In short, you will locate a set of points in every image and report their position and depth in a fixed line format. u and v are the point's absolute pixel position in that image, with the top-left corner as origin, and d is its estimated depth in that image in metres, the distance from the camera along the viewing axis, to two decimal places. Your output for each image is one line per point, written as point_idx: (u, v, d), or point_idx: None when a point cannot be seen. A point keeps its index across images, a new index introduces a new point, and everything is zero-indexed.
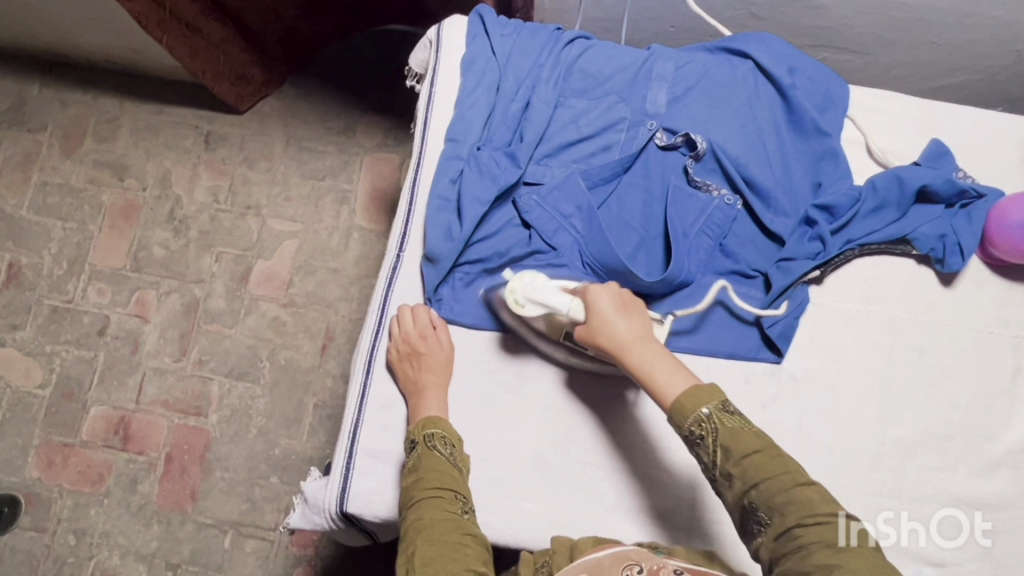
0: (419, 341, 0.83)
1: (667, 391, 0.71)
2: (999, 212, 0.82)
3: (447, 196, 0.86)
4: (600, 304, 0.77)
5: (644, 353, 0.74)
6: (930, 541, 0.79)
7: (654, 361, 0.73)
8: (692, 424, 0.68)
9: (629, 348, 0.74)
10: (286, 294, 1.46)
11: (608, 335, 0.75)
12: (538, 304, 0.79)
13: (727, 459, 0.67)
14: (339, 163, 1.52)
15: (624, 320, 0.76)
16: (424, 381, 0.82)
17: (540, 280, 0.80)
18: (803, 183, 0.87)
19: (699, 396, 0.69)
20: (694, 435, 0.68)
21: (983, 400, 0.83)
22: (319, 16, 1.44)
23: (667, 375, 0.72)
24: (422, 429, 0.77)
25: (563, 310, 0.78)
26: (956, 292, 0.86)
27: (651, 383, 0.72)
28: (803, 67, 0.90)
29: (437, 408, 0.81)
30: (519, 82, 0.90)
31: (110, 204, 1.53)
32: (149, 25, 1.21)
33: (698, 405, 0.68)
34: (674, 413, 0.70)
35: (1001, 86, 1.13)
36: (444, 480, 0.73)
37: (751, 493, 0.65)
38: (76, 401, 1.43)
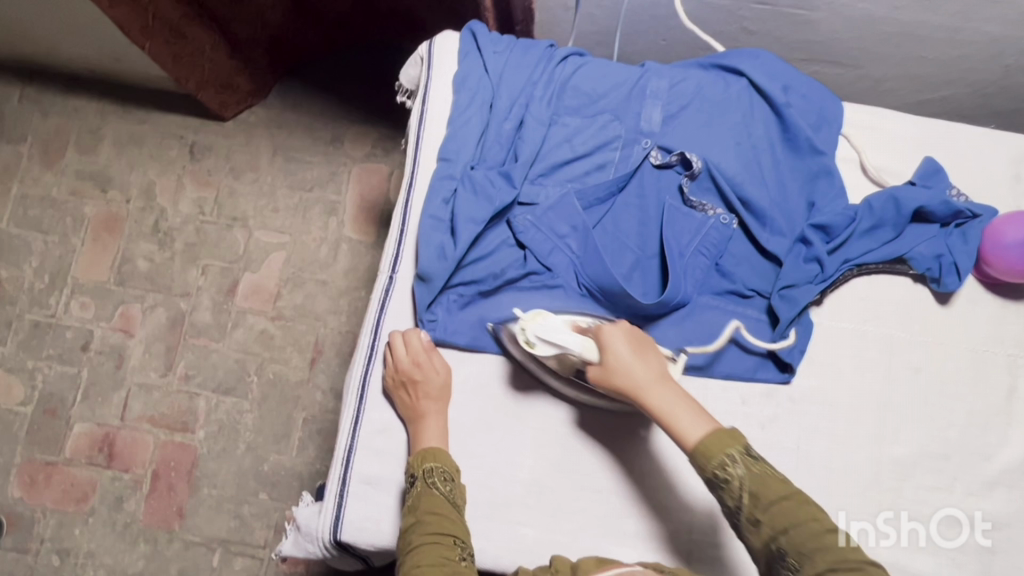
0: (415, 369, 0.81)
1: (688, 432, 0.71)
2: (995, 232, 0.82)
3: (440, 216, 0.85)
4: (615, 345, 0.76)
5: (662, 395, 0.74)
6: (930, 540, 0.79)
7: (671, 402, 0.73)
8: (717, 468, 0.69)
9: (647, 391, 0.74)
10: (274, 307, 1.44)
11: (623, 377, 0.74)
12: (550, 343, 0.77)
13: (756, 505, 0.67)
14: (327, 174, 1.50)
15: (638, 361, 0.75)
16: (422, 410, 0.80)
17: (550, 320, 0.78)
18: (798, 202, 0.86)
19: (722, 440, 0.69)
20: (718, 478, 0.69)
21: (980, 415, 0.83)
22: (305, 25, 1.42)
23: (685, 416, 0.72)
24: (421, 462, 0.76)
25: (575, 350, 0.77)
26: (952, 311, 0.86)
27: (671, 425, 0.72)
28: (797, 85, 0.90)
29: (436, 437, 0.79)
30: (512, 100, 0.88)
31: (92, 216, 1.50)
32: (133, 33, 1.19)
33: (723, 449, 0.69)
34: (698, 457, 0.70)
35: (989, 100, 1.13)
36: (444, 524, 0.72)
37: (782, 539, 0.66)
38: (59, 418, 1.40)
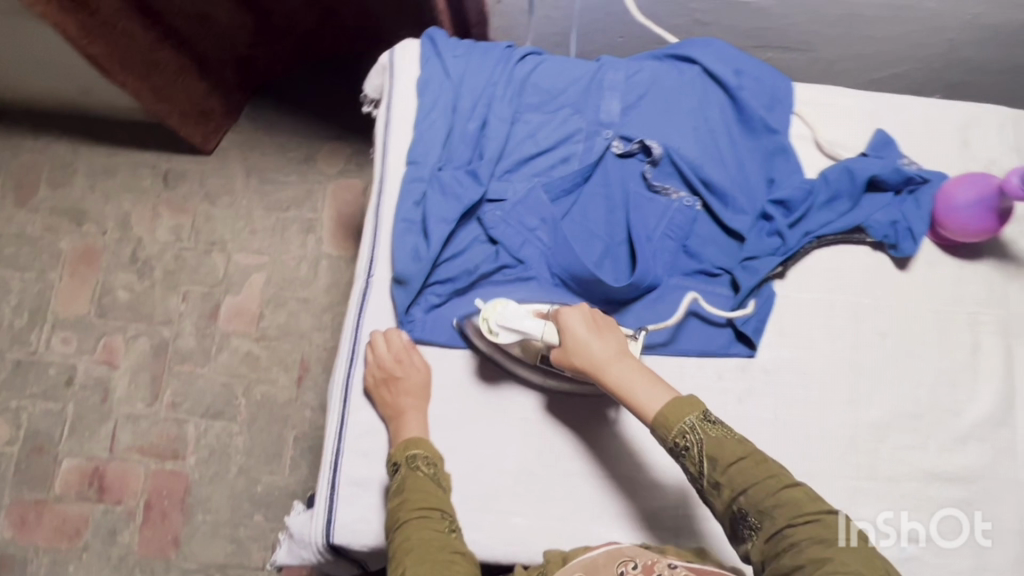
0: (396, 365, 0.83)
1: (647, 405, 0.73)
2: (946, 195, 0.84)
3: (413, 218, 0.87)
4: (572, 325, 0.78)
5: (620, 369, 0.75)
6: (930, 539, 0.80)
7: (631, 377, 0.75)
8: (676, 436, 0.70)
9: (604, 367, 0.76)
10: (258, 327, 1.45)
11: (583, 356, 0.77)
12: (511, 330, 0.81)
13: (714, 468, 0.68)
14: (303, 193, 1.52)
15: (595, 339, 0.78)
16: (403, 404, 0.82)
17: (511, 307, 0.82)
18: (757, 180, 0.89)
19: (680, 408, 0.70)
20: (679, 447, 0.70)
21: (947, 374, 0.86)
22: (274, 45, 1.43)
23: (645, 390, 0.74)
24: (404, 451, 0.78)
25: (537, 333, 0.80)
26: (912, 275, 0.88)
27: (629, 398, 0.74)
28: (748, 68, 0.93)
29: (417, 431, 0.81)
30: (474, 100, 0.91)
31: (69, 251, 1.50)
32: (111, 68, 1.22)
33: (682, 417, 0.70)
34: (658, 427, 0.71)
35: (936, 74, 1.17)
36: (431, 499, 0.74)
37: (742, 500, 0.66)
38: (47, 455, 1.39)
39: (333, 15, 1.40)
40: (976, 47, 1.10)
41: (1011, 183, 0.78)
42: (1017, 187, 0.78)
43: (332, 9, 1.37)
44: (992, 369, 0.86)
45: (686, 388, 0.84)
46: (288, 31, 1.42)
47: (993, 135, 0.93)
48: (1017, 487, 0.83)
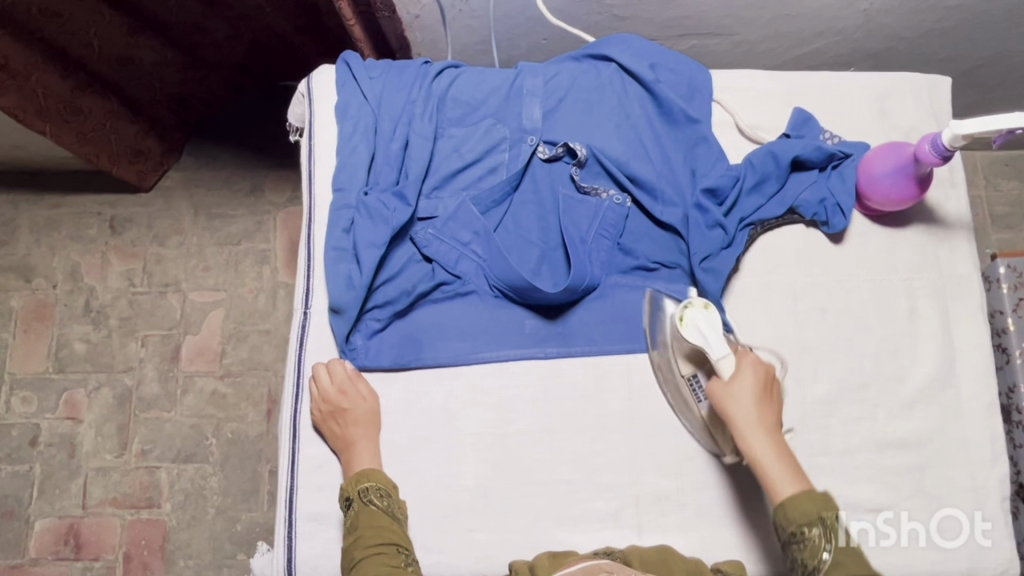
0: (341, 397, 0.82)
1: (780, 484, 0.71)
2: (867, 165, 0.85)
3: (343, 245, 0.86)
4: (748, 376, 0.76)
5: (768, 441, 0.74)
6: (930, 540, 0.81)
7: (776, 453, 0.73)
8: (799, 526, 0.68)
9: (754, 432, 0.74)
10: (221, 365, 1.43)
11: (738, 407, 0.75)
12: (700, 334, 0.79)
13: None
14: (253, 224, 1.49)
15: (760, 401, 0.75)
16: (354, 435, 0.82)
17: (716, 318, 0.80)
18: (684, 171, 0.90)
19: (815, 504, 0.69)
20: (798, 537, 0.68)
21: (888, 344, 0.86)
22: (207, 79, 1.39)
23: (783, 471, 0.72)
24: (356, 484, 0.77)
25: (716, 355, 0.78)
26: (845, 248, 0.89)
27: (764, 471, 0.73)
28: (664, 61, 0.93)
29: (367, 461, 0.81)
30: (395, 120, 0.90)
31: (20, 308, 1.47)
32: (28, 118, 1.16)
33: (815, 512, 0.68)
34: (783, 509, 0.69)
35: (858, 44, 1.18)
36: (385, 534, 0.74)
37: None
38: (18, 519, 1.37)
39: (265, 46, 1.34)
40: (895, 15, 1.11)
41: (924, 149, 0.79)
42: (931, 153, 0.79)
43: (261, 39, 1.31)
44: (931, 333, 0.87)
45: (633, 384, 0.85)
46: (219, 64, 1.36)
47: (910, 101, 0.94)
48: (968, 448, 0.84)
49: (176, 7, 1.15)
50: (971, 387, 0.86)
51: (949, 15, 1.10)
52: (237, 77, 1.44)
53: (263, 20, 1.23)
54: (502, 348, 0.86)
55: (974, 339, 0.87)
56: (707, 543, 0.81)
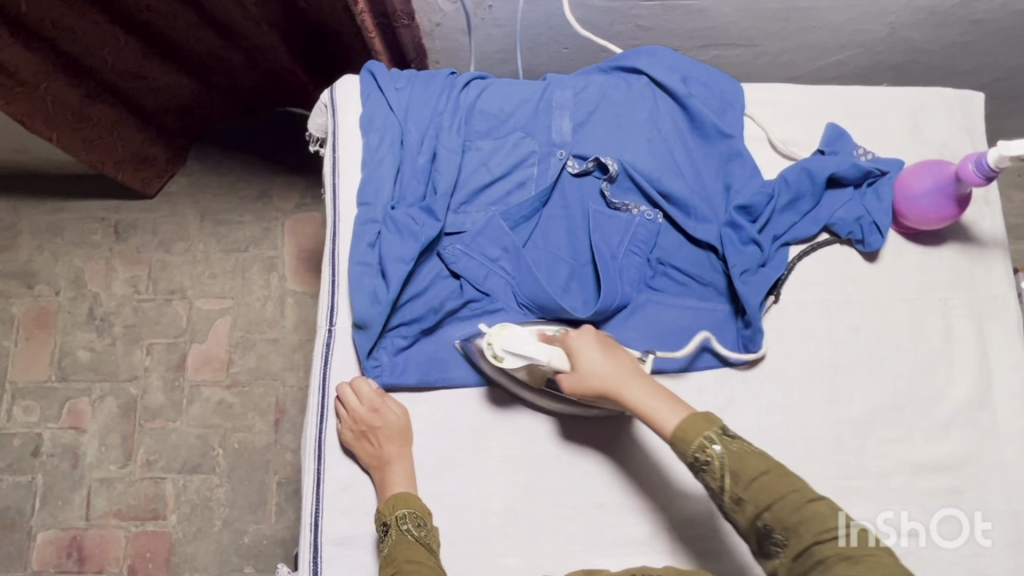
0: (372, 416, 0.80)
1: (664, 422, 0.71)
2: (905, 184, 0.84)
3: (368, 260, 0.84)
4: (579, 355, 0.76)
5: (635, 391, 0.73)
6: (930, 540, 0.80)
7: (644, 398, 0.73)
8: (695, 451, 0.68)
9: (622, 388, 0.74)
10: (228, 374, 1.40)
11: (595, 380, 0.74)
12: (517, 355, 0.76)
13: (737, 483, 0.66)
14: (260, 231, 1.47)
15: (609, 366, 0.75)
16: (387, 453, 0.80)
17: (514, 329, 0.77)
18: (716, 186, 0.88)
19: (697, 423, 0.69)
20: (699, 461, 0.68)
21: (923, 363, 0.85)
22: (220, 98, 1.36)
23: (659, 409, 0.72)
24: (392, 509, 0.76)
25: (544, 359, 0.76)
26: (882, 267, 0.87)
27: (650, 417, 0.72)
28: (694, 74, 0.92)
29: (401, 483, 0.79)
30: (422, 133, 0.88)
31: (21, 315, 1.44)
32: (35, 124, 1.13)
33: (699, 431, 0.69)
34: (678, 443, 0.69)
35: (881, 56, 1.16)
36: (423, 567, 0.71)
37: (765, 515, 0.65)
38: (20, 531, 1.34)
39: (278, 82, 1.31)
40: (919, 28, 1.09)
41: (967, 169, 0.77)
42: (975, 173, 0.77)
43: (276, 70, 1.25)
44: (967, 353, 0.86)
45: None
46: (233, 90, 1.34)
47: (943, 119, 0.93)
48: (1004, 469, 0.83)
49: (193, 35, 1.13)
50: (1007, 409, 0.84)
51: (974, 28, 1.08)
52: (251, 105, 1.42)
53: (271, 59, 1.20)
54: None
55: (1008, 358, 0.86)
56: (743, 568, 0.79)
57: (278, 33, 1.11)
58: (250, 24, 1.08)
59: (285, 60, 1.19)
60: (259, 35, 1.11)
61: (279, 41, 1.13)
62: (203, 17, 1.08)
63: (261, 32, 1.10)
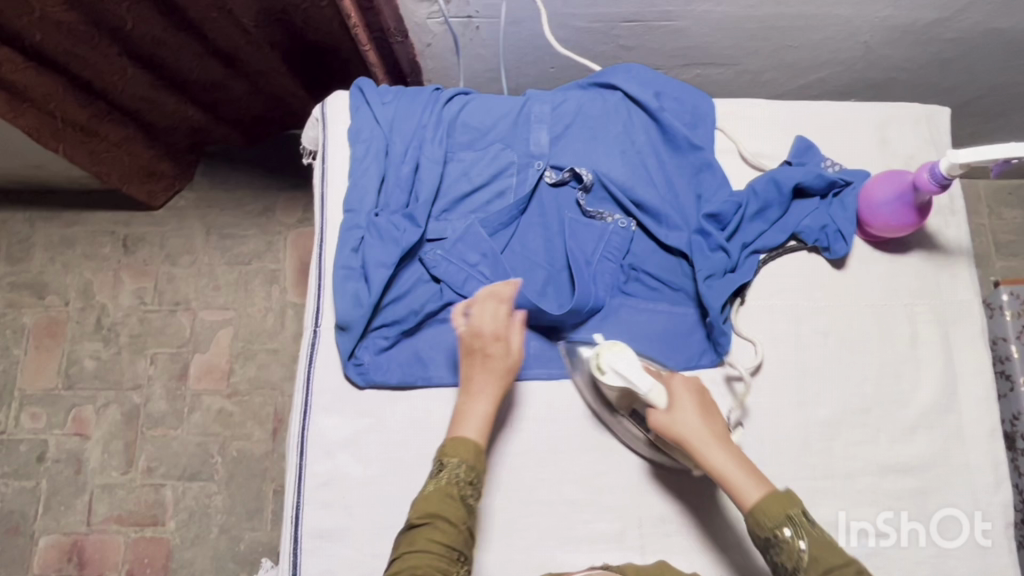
0: (492, 342, 0.81)
1: (744, 491, 0.72)
2: (868, 194, 0.87)
3: (352, 264, 0.88)
4: (683, 400, 0.77)
5: (723, 453, 0.75)
6: (931, 541, 0.82)
7: (731, 464, 0.74)
8: (776, 529, 0.70)
9: (710, 448, 0.75)
10: (228, 384, 1.44)
11: (685, 430, 0.75)
12: (621, 377, 0.77)
13: (815, 567, 0.69)
14: (263, 244, 1.52)
15: (705, 423, 0.76)
16: (482, 386, 0.80)
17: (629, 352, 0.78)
18: (687, 196, 0.92)
19: (781, 503, 0.71)
20: (776, 539, 0.70)
21: (889, 367, 0.87)
22: (227, 125, 1.42)
23: (741, 479, 0.73)
24: (454, 453, 0.76)
25: (644, 390, 0.76)
26: (848, 273, 0.90)
27: (729, 483, 0.73)
28: (668, 90, 0.96)
29: (472, 428, 0.78)
30: (406, 144, 0.93)
31: (32, 325, 1.49)
32: (43, 138, 1.19)
33: (785, 512, 0.70)
34: (755, 518, 0.71)
35: (861, 74, 1.20)
36: (454, 536, 0.73)
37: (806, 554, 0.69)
38: (23, 535, 1.38)
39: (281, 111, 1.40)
40: (895, 47, 1.12)
41: (923, 178, 0.81)
42: (929, 181, 0.81)
43: (278, 95, 1.33)
44: (932, 356, 0.88)
45: None
46: (239, 119, 1.40)
47: (910, 131, 0.96)
48: (972, 472, 0.84)
49: (198, 64, 1.19)
50: (973, 413, 0.86)
51: (949, 47, 1.11)
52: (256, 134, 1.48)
53: (273, 85, 1.29)
54: None
55: (974, 365, 0.88)
56: (710, 563, 0.82)
57: (278, 52, 1.18)
58: (252, 50, 1.15)
59: (286, 82, 1.27)
60: (260, 56, 1.18)
61: (279, 60, 1.20)
62: (208, 46, 1.15)
63: (263, 55, 1.18)
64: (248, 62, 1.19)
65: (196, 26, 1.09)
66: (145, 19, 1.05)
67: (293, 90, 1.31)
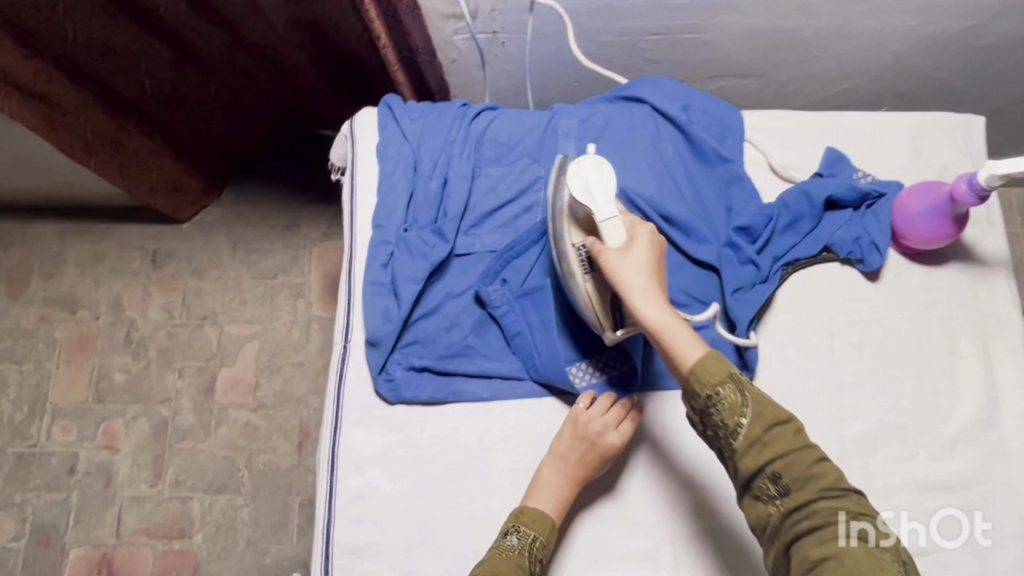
0: (597, 437, 0.80)
1: (681, 350, 0.68)
2: (902, 205, 0.86)
3: (381, 280, 0.88)
4: (642, 246, 0.73)
5: (664, 310, 0.70)
6: (930, 541, 0.80)
7: (671, 322, 0.69)
8: (714, 386, 0.65)
9: (649, 300, 0.70)
10: (255, 397, 1.45)
11: (628, 275, 0.71)
12: (588, 194, 0.75)
13: (758, 424, 0.65)
14: (289, 259, 1.53)
15: (654, 272, 0.72)
16: (572, 470, 0.80)
17: (608, 175, 0.76)
18: (717, 209, 0.91)
19: (716, 367, 0.66)
20: (714, 399, 0.65)
21: (926, 383, 0.85)
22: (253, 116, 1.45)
23: (682, 338, 0.68)
24: (530, 525, 0.77)
25: (603, 218, 0.75)
26: (884, 285, 0.89)
27: (665, 339, 0.68)
28: (696, 102, 0.96)
29: (544, 501, 0.79)
30: (434, 160, 0.93)
31: (63, 339, 1.52)
32: (75, 153, 1.21)
33: (722, 374, 0.66)
34: (692, 379, 0.66)
35: (888, 84, 1.18)
36: None
37: (780, 463, 0.63)
38: (54, 547, 1.39)
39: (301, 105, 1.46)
40: (923, 56, 1.11)
41: (960, 189, 0.79)
42: (967, 193, 0.79)
43: (302, 91, 1.37)
44: (972, 372, 0.86)
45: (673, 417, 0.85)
46: (264, 108, 1.44)
47: (942, 141, 0.95)
48: (1016, 490, 0.82)
49: (225, 52, 1.23)
50: (1015, 428, 0.84)
51: (979, 55, 1.10)
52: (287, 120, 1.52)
53: (298, 79, 1.33)
54: (535, 383, 0.87)
55: (1015, 379, 0.86)
56: None
57: (305, 54, 1.21)
58: (281, 44, 1.20)
59: (309, 80, 1.32)
60: (289, 52, 1.22)
61: (305, 63, 1.24)
62: (235, 36, 1.19)
63: (291, 52, 1.22)
64: (279, 56, 1.25)
65: (229, 23, 1.15)
66: (175, 9, 1.09)
67: (318, 92, 1.36)
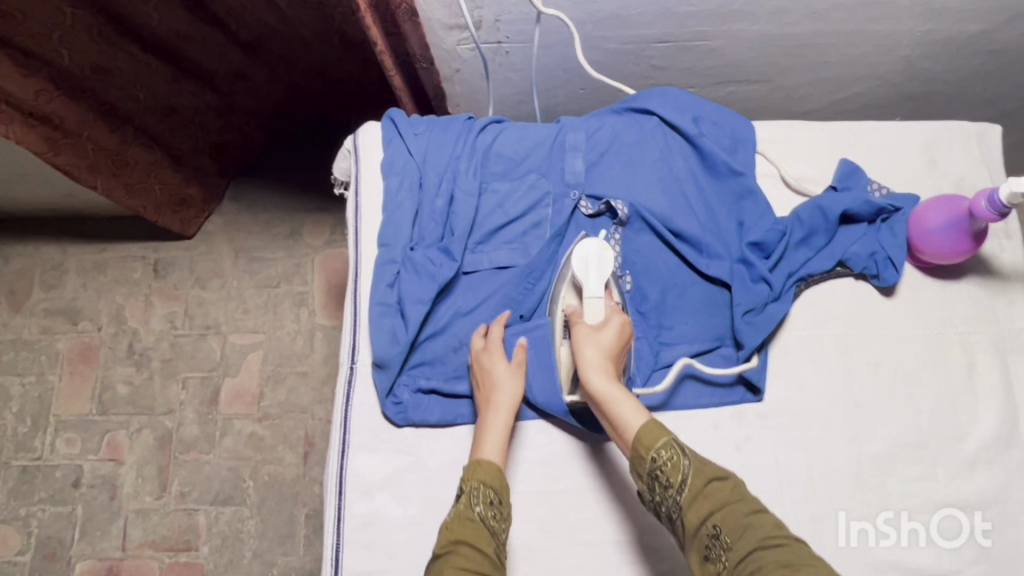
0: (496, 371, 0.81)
1: (625, 420, 0.69)
2: (919, 219, 0.84)
3: (388, 300, 0.87)
4: (612, 328, 0.77)
5: (614, 385, 0.72)
6: (930, 540, 0.79)
7: (619, 395, 0.71)
8: (658, 449, 0.65)
9: (599, 375, 0.73)
10: (259, 408, 1.44)
11: (593, 350, 0.75)
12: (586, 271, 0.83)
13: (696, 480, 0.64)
14: (291, 267, 1.51)
15: (615, 352, 0.76)
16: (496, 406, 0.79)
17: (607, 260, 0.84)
18: (728, 224, 0.89)
19: (657, 432, 0.67)
20: (659, 463, 0.65)
21: (945, 400, 0.84)
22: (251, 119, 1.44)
23: (629, 409, 0.70)
24: (471, 477, 0.74)
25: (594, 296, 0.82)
26: (900, 300, 0.87)
27: (609, 409, 0.70)
28: (706, 113, 0.94)
29: (493, 450, 0.77)
30: (439, 176, 0.91)
31: (66, 350, 1.50)
32: (79, 174, 1.19)
33: (662, 437, 0.66)
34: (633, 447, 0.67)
35: (900, 88, 1.16)
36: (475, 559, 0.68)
37: (718, 516, 0.62)
38: (60, 560, 1.38)
39: (301, 87, 1.43)
40: (936, 60, 1.09)
41: (980, 206, 0.77)
42: (988, 209, 0.77)
43: (294, 81, 1.39)
44: (993, 390, 0.84)
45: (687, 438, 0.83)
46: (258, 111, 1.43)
47: (958, 150, 0.93)
48: None
49: (221, 57, 1.22)
50: None
51: (993, 58, 1.08)
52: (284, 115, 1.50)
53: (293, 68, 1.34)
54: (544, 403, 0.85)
55: None
56: None
57: (308, 31, 1.21)
58: (279, 28, 1.19)
59: (307, 63, 1.32)
60: (292, 33, 1.22)
61: (301, 42, 1.25)
62: (232, 37, 1.18)
63: (295, 32, 1.21)
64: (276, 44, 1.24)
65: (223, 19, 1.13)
66: (170, 17, 1.07)
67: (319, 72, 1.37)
